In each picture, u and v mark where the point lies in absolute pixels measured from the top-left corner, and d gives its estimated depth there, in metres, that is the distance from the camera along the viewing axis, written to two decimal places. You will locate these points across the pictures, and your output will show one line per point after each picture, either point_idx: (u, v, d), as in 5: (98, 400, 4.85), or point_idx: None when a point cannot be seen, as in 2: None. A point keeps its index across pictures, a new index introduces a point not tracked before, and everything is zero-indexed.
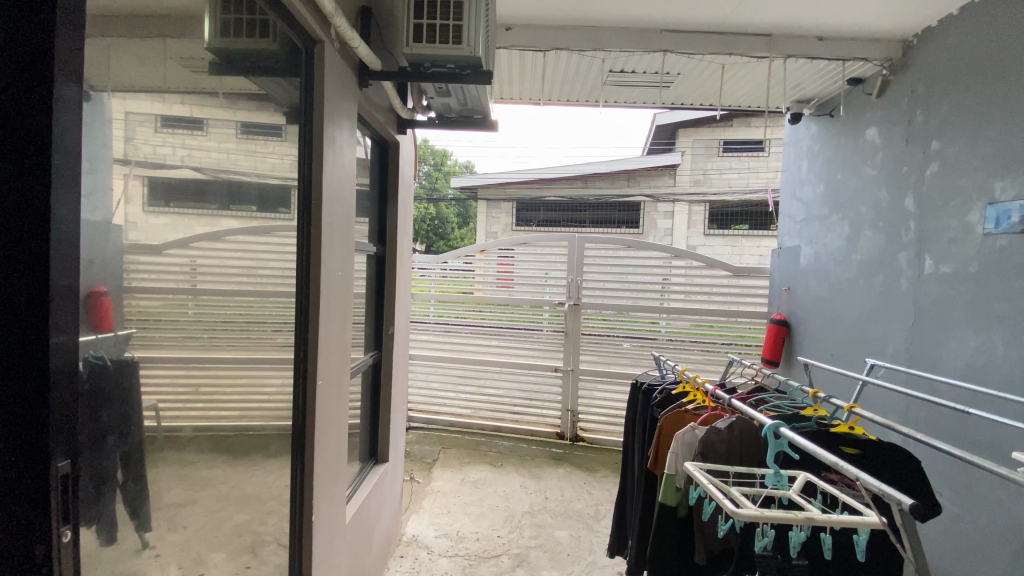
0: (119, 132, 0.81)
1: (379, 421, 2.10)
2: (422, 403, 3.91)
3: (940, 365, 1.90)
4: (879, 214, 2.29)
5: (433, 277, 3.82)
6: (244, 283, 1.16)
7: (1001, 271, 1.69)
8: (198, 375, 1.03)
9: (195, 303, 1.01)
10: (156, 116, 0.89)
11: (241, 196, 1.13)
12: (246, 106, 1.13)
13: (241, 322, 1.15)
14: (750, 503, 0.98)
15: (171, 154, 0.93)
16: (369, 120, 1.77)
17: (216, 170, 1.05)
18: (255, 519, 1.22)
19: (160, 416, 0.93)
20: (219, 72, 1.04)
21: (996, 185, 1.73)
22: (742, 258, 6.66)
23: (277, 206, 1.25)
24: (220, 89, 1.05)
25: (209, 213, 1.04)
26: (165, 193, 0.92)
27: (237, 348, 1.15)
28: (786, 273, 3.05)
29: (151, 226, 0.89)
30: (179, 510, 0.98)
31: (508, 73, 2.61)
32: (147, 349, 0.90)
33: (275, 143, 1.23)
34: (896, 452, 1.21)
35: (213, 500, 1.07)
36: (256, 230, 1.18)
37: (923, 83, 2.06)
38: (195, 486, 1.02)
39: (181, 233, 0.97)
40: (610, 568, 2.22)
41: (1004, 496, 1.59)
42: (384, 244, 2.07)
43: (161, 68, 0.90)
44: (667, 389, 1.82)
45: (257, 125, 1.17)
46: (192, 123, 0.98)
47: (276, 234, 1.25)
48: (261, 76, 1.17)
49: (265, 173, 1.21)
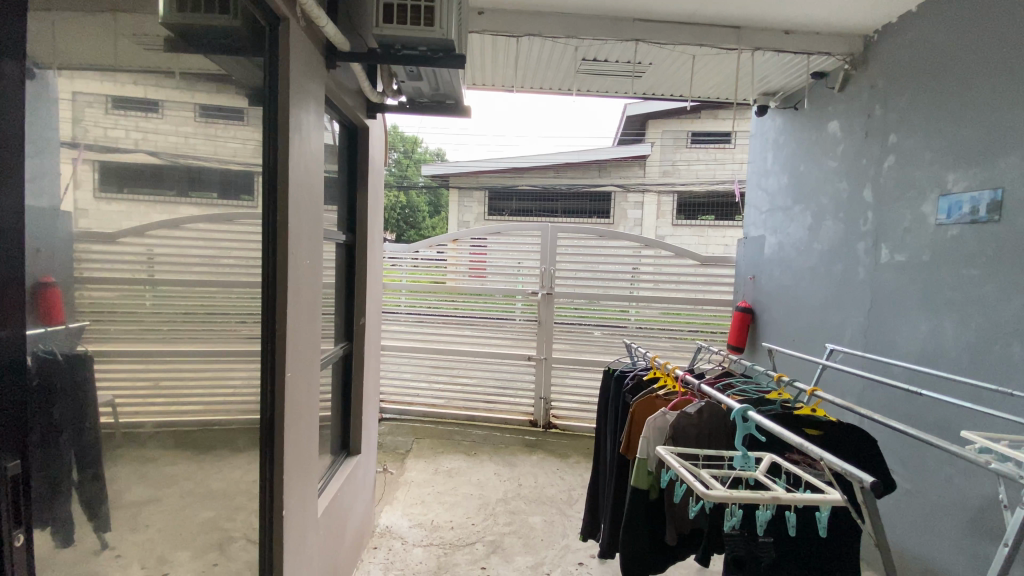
0: (67, 113, 0.76)
1: (351, 413, 2.07)
2: (394, 394, 3.88)
3: (894, 348, 2.00)
4: (839, 204, 2.37)
5: (405, 266, 3.76)
6: (205, 272, 1.11)
7: (951, 259, 1.78)
8: (158, 369, 0.98)
9: (153, 292, 0.96)
10: (107, 96, 0.83)
11: (200, 181, 1.07)
12: (205, 87, 1.07)
13: (202, 314, 1.10)
14: (720, 485, 1.01)
15: (124, 136, 0.87)
16: (337, 104, 1.71)
17: (174, 154, 1.00)
18: (221, 516, 1.18)
19: (117, 412, 0.88)
20: (175, 49, 0.99)
21: (949, 178, 1.81)
22: (709, 247, 6.80)
23: (239, 193, 1.19)
24: (176, 68, 1.00)
25: (166, 199, 0.99)
26: (117, 177, 0.87)
27: (198, 341, 1.10)
28: (752, 262, 3.14)
29: (103, 213, 0.84)
30: (140, 510, 0.94)
31: (479, 58, 2.56)
32: (103, 343, 0.85)
33: (236, 127, 1.17)
34: (854, 433, 1.27)
35: (177, 498, 1.03)
36: (218, 217, 1.13)
37: (883, 78, 2.14)
38: (157, 485, 0.98)
39: (136, 221, 0.92)
40: (582, 552, 2.26)
41: (952, 472, 1.70)
42: (353, 233, 2.02)
43: (112, 44, 0.84)
44: (638, 375, 1.85)
45: (217, 108, 1.11)
46: (146, 104, 0.92)
47: (239, 221, 1.20)
48: (221, 56, 1.12)
49: (227, 158, 1.15)
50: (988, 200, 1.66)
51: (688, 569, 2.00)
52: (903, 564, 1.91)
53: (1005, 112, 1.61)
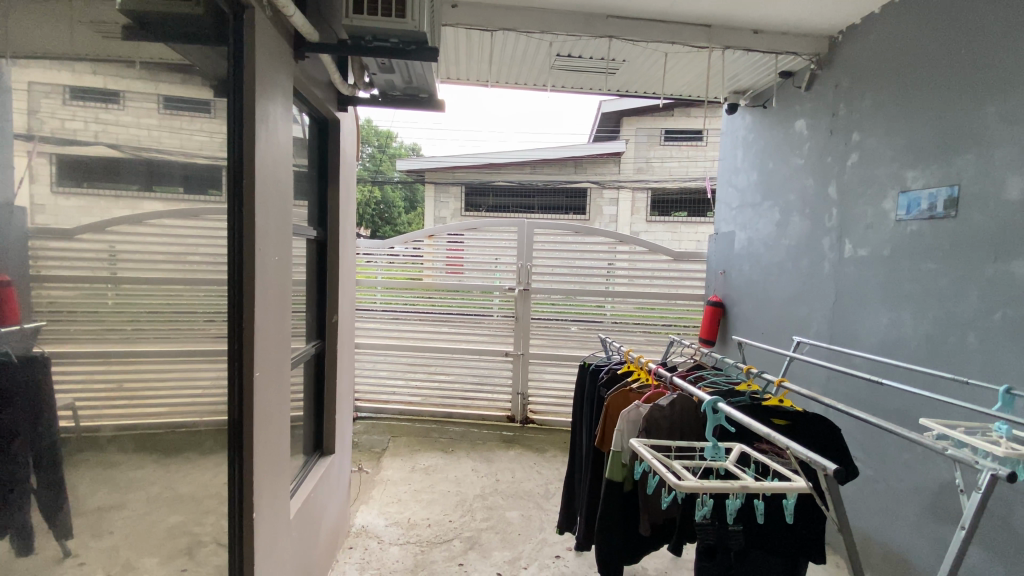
0: (20, 104, 0.79)
1: (324, 412, 2.03)
2: (370, 392, 3.83)
3: (857, 340, 2.07)
4: (806, 201, 2.44)
5: (380, 262, 3.70)
6: (170, 271, 1.10)
7: (910, 254, 1.86)
8: (121, 370, 0.99)
9: (115, 291, 0.98)
10: (64, 87, 0.85)
11: (162, 177, 1.06)
12: (168, 77, 1.07)
13: (168, 312, 1.09)
14: (690, 475, 1.03)
15: (83, 128, 0.89)
16: (306, 97, 1.67)
17: (135, 146, 0.99)
18: (190, 520, 1.16)
19: (78, 416, 0.91)
20: (133, 36, 0.98)
21: (908, 175, 1.88)
22: (682, 243, 6.92)
23: (205, 187, 1.15)
24: (138, 57, 1.00)
25: (128, 194, 0.98)
26: (75, 171, 0.88)
27: (164, 340, 1.09)
28: (722, 257, 3.20)
29: (59, 208, 0.85)
30: (106, 514, 0.98)
31: (453, 53, 2.54)
32: (61, 344, 0.87)
33: (204, 119, 1.15)
34: (818, 423, 1.31)
35: (143, 502, 1.05)
36: (181, 214, 1.11)
37: (846, 79, 2.20)
38: (122, 489, 1.01)
39: (97, 216, 0.92)
40: (559, 545, 2.28)
41: (911, 458, 1.77)
42: (324, 228, 1.97)
43: (66, 31, 0.86)
44: (613, 369, 1.87)
45: (182, 99, 1.10)
46: (105, 94, 0.93)
47: (205, 217, 1.16)
48: (184, 43, 1.09)
49: (192, 152, 1.13)
50: (945, 196, 1.73)
51: (662, 558, 2.04)
52: (866, 547, 1.98)
53: (959, 113, 1.69)
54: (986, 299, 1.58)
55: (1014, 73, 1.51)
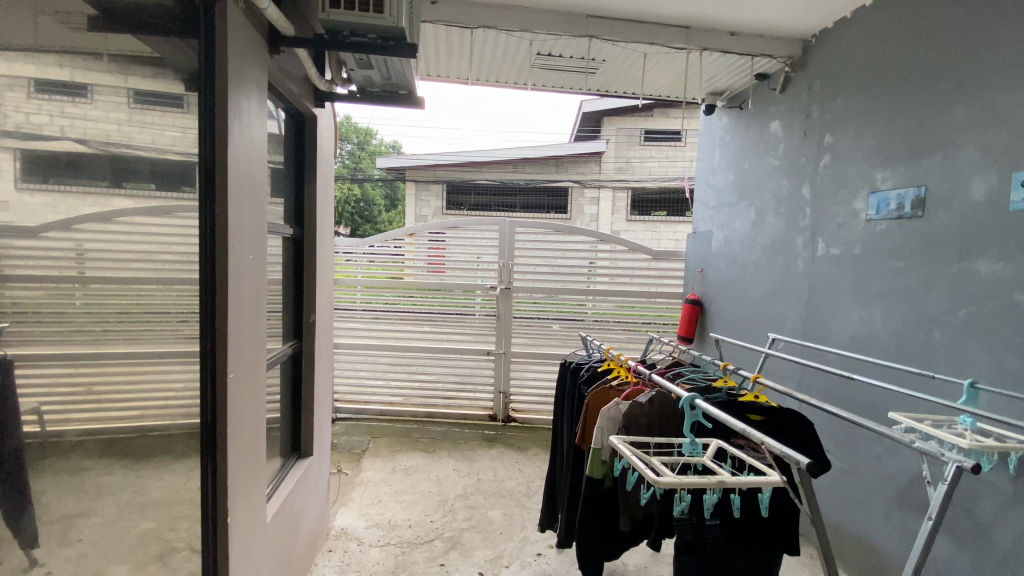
0: None
1: (302, 414, 1.99)
2: (349, 393, 3.77)
3: (830, 336, 2.13)
4: (780, 201, 2.49)
5: (360, 261, 3.65)
6: (140, 270, 1.08)
7: (880, 252, 1.91)
8: (88, 373, 1.00)
9: (83, 291, 0.97)
10: (28, 79, 0.86)
11: (133, 173, 1.04)
12: (138, 71, 1.05)
13: (139, 313, 1.08)
14: (669, 471, 1.04)
15: (48, 122, 0.89)
16: (282, 91, 1.64)
17: (104, 142, 0.98)
18: (163, 527, 1.14)
19: (43, 420, 0.91)
20: (99, 28, 0.96)
21: (878, 176, 1.94)
22: (661, 242, 7.00)
23: (179, 183, 1.12)
24: (105, 50, 0.98)
25: (97, 192, 0.97)
26: (42, 169, 0.88)
27: (135, 342, 1.08)
28: (700, 256, 3.25)
29: (25, 205, 0.86)
30: (72, 522, 0.97)
31: (433, 49, 2.52)
32: (26, 345, 0.89)
33: (177, 115, 1.11)
34: (792, 418, 1.33)
35: (112, 509, 1.04)
36: (152, 211, 1.08)
37: (820, 81, 2.25)
38: (89, 497, 1.00)
39: (64, 213, 0.92)
40: (541, 542, 2.29)
41: (881, 450, 1.83)
42: (301, 226, 1.93)
43: (30, 21, 0.85)
44: (593, 366, 1.87)
45: (153, 93, 1.08)
46: (73, 89, 0.92)
47: (178, 215, 1.13)
48: (154, 36, 1.07)
49: (164, 148, 1.10)
50: (913, 196, 1.78)
51: (642, 553, 2.07)
52: (838, 538, 2.04)
53: (926, 116, 1.75)
54: (951, 295, 1.64)
55: (978, 77, 1.57)
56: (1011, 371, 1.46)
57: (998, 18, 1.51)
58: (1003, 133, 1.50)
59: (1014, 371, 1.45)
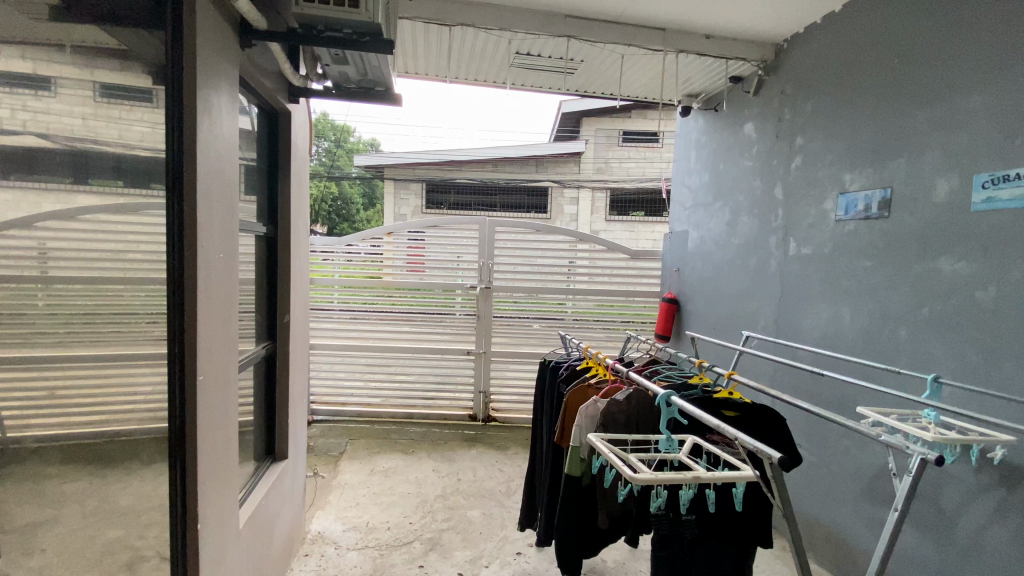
0: None
1: (276, 416, 1.95)
2: (327, 394, 3.71)
3: (801, 334, 2.18)
4: (754, 201, 2.54)
5: (338, 261, 3.60)
6: (107, 271, 1.08)
7: (849, 252, 1.97)
8: (52, 376, 1.02)
9: (47, 292, 0.99)
10: None
11: (97, 168, 1.04)
12: (106, 64, 1.05)
13: (106, 314, 1.08)
14: (646, 468, 1.05)
15: (8, 117, 0.92)
16: (254, 87, 1.60)
17: (69, 137, 1.00)
18: (131, 534, 1.14)
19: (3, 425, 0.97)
20: (64, 18, 0.98)
21: (846, 178, 2.00)
22: (640, 242, 7.09)
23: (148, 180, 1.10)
24: (69, 41, 0.99)
25: (59, 190, 0.99)
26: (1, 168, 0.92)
27: (101, 343, 1.08)
28: (677, 255, 3.29)
29: None
30: (36, 529, 1.03)
31: (411, 46, 2.50)
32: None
33: (145, 109, 1.09)
34: (766, 413, 1.36)
35: (77, 517, 1.08)
36: (119, 208, 1.07)
37: (791, 85, 2.31)
38: (52, 503, 1.05)
39: (25, 211, 0.95)
40: (521, 541, 2.29)
41: (850, 444, 1.88)
42: (274, 225, 1.89)
43: None
44: (572, 365, 1.88)
45: (122, 87, 1.07)
46: (34, 81, 0.95)
47: (146, 212, 1.11)
48: (119, 28, 1.05)
49: (132, 143, 1.08)
50: (879, 198, 1.84)
51: (620, 549, 2.09)
52: (810, 530, 2.09)
53: (892, 120, 1.81)
54: (915, 294, 1.70)
55: (942, 83, 1.63)
56: (971, 367, 1.52)
57: (960, 27, 1.57)
58: (965, 137, 1.56)
59: (974, 366, 1.51)
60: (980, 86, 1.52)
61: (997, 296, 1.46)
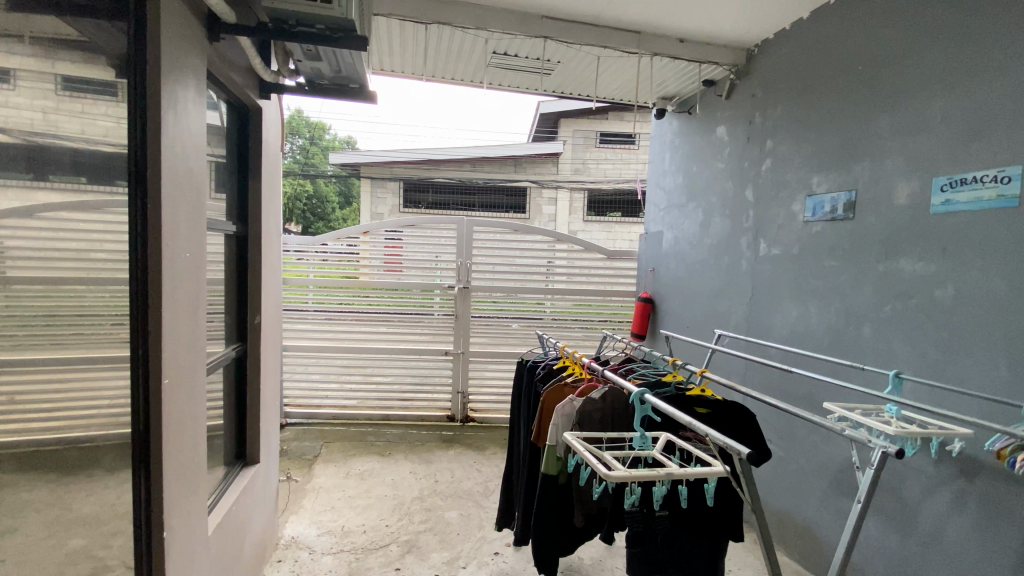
0: None
1: (247, 419, 1.91)
2: (301, 397, 3.64)
3: (771, 332, 2.24)
4: (726, 203, 2.60)
5: (312, 260, 3.53)
6: (65, 270, 1.03)
7: (816, 253, 2.03)
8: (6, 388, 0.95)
9: (3, 292, 0.93)
10: None
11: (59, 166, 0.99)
12: (67, 56, 1.00)
13: (68, 317, 1.04)
14: (620, 465, 1.06)
15: None
16: (223, 81, 1.55)
17: (26, 133, 0.94)
18: (95, 542, 1.10)
19: None
20: (21, 8, 0.92)
21: (813, 181, 2.06)
22: (616, 243, 7.17)
23: (113, 177, 1.07)
24: (27, 32, 0.93)
25: (17, 187, 0.93)
26: None
27: (63, 347, 1.03)
28: (652, 256, 3.34)
29: None
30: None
31: (386, 44, 2.47)
32: None
33: (109, 102, 1.06)
34: (737, 410, 1.39)
35: (40, 527, 1.02)
36: (82, 205, 1.03)
37: (761, 89, 2.37)
38: (10, 514, 0.97)
39: None
40: (498, 541, 2.29)
41: (817, 439, 1.94)
42: (245, 223, 1.84)
43: None
44: (549, 364, 1.88)
45: (84, 80, 1.03)
46: None
47: (110, 210, 1.07)
48: (82, 17, 1.00)
49: (96, 138, 1.04)
50: (844, 200, 1.90)
51: (596, 546, 2.11)
52: (779, 523, 2.14)
53: (857, 125, 1.87)
54: (878, 292, 1.76)
55: (903, 90, 1.70)
56: (931, 362, 1.59)
57: (921, 37, 1.63)
58: (924, 142, 1.63)
59: (933, 362, 1.58)
60: (939, 93, 1.58)
61: (955, 295, 1.52)
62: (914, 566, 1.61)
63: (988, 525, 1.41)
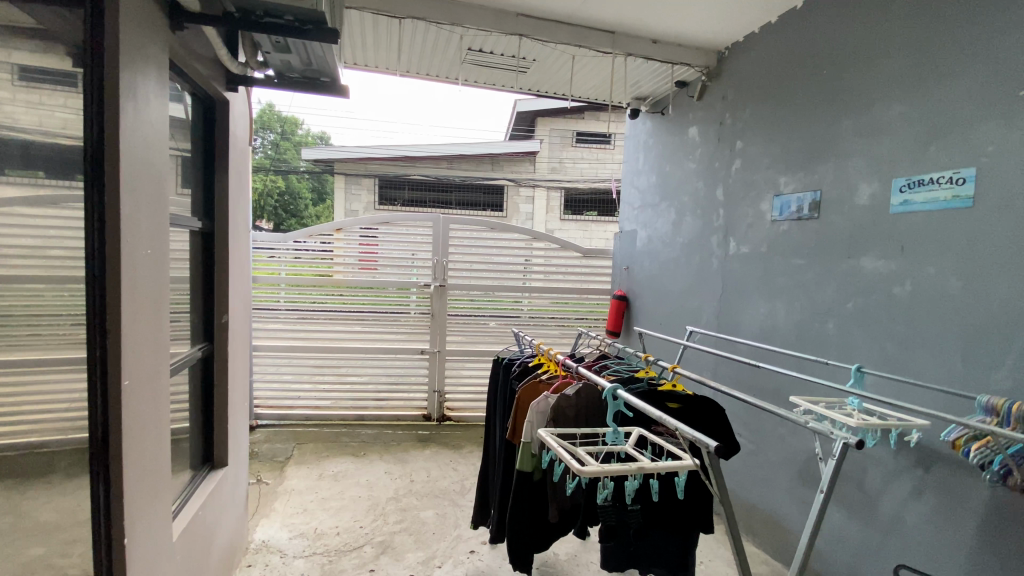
0: None
1: (214, 422, 1.85)
2: (273, 398, 3.56)
3: (740, 328, 2.29)
4: (697, 202, 2.65)
5: (285, 258, 3.45)
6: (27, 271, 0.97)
7: (783, 251, 2.08)
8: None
9: None
10: None
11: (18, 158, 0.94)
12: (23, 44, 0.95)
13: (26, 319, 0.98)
14: (593, 460, 1.07)
15: None
16: (187, 72, 1.50)
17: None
18: (55, 551, 1.05)
19: None
20: None
21: (780, 181, 2.11)
22: (593, 241, 7.23)
23: (73, 171, 1.01)
24: None
25: None
26: None
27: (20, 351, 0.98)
28: (626, 254, 3.38)
29: None
30: None
31: (359, 37, 2.43)
32: None
33: (68, 93, 1.01)
34: (707, 405, 1.42)
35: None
36: (42, 201, 0.98)
37: (731, 91, 2.42)
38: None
39: None
40: (474, 539, 2.29)
41: (784, 432, 2.00)
42: (211, 219, 1.78)
43: None
44: (524, 362, 1.89)
45: (43, 70, 0.98)
46: None
47: (69, 205, 1.02)
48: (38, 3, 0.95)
49: (55, 130, 0.99)
50: (810, 200, 1.96)
51: (571, 542, 2.13)
52: (749, 514, 2.20)
53: (822, 127, 1.93)
54: (841, 290, 1.83)
55: (865, 94, 1.76)
56: (890, 356, 1.65)
57: (882, 43, 1.70)
58: (884, 145, 1.69)
59: (893, 356, 1.64)
60: (898, 98, 1.65)
61: (913, 292, 1.59)
62: (874, 551, 1.68)
63: (942, 511, 1.48)
